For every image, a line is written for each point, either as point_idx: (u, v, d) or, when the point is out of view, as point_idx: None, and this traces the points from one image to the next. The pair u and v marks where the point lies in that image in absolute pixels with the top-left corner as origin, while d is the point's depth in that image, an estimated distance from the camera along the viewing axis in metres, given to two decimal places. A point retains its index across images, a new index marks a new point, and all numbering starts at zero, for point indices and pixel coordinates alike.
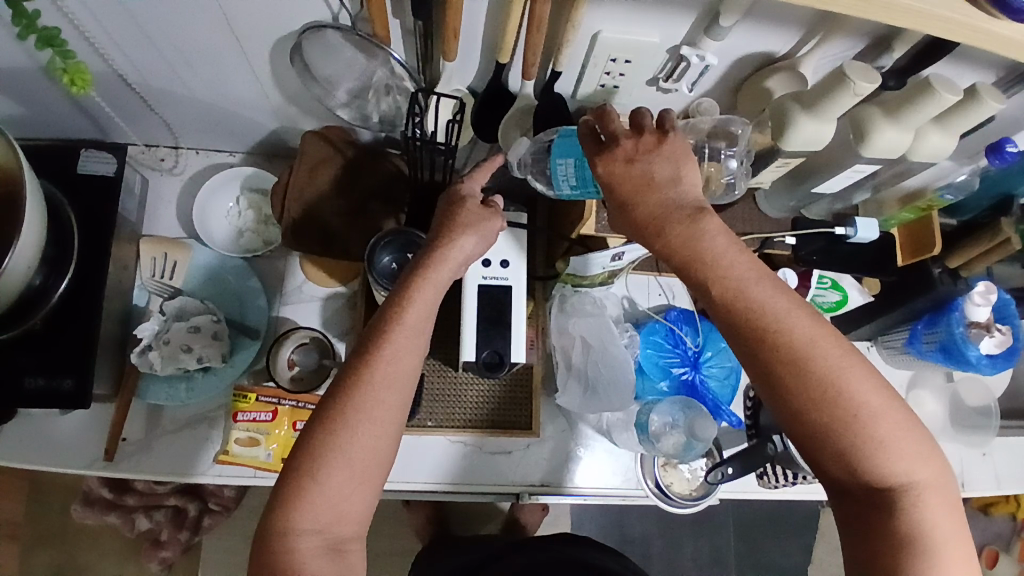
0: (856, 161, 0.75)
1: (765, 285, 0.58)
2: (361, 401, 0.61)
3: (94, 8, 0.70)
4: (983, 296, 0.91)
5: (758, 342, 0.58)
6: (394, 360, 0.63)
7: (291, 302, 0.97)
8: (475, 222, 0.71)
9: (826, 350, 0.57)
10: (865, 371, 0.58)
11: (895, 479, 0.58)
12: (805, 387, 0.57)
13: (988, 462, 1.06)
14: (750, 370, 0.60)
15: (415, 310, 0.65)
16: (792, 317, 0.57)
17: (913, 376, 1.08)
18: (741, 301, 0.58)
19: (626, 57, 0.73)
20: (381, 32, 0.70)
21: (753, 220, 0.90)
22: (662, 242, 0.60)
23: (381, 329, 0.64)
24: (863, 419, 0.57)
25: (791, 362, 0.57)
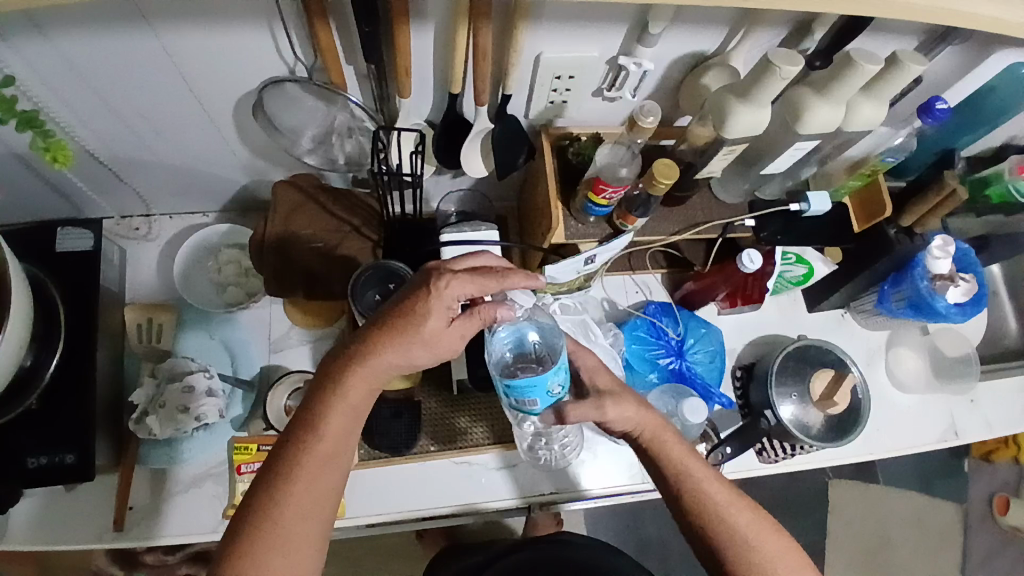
0: (796, 139, 0.80)
1: (717, 482, 0.73)
2: (270, 532, 0.61)
3: (59, 89, 0.73)
4: (941, 249, 0.95)
5: (707, 520, 0.71)
6: (311, 488, 0.64)
7: (281, 348, 0.99)
8: (430, 335, 0.67)
9: (763, 527, 0.71)
10: (788, 544, 0.71)
11: None
12: (750, 561, 0.69)
13: (976, 408, 1.10)
14: (697, 544, 0.73)
15: (332, 427, 0.65)
16: (731, 501, 0.72)
17: (890, 335, 1.12)
18: (694, 493, 0.72)
19: (570, 73, 0.78)
20: (338, 78, 0.74)
21: (710, 208, 0.94)
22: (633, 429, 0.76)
23: (299, 447, 0.64)
24: None
25: (738, 539, 0.70)
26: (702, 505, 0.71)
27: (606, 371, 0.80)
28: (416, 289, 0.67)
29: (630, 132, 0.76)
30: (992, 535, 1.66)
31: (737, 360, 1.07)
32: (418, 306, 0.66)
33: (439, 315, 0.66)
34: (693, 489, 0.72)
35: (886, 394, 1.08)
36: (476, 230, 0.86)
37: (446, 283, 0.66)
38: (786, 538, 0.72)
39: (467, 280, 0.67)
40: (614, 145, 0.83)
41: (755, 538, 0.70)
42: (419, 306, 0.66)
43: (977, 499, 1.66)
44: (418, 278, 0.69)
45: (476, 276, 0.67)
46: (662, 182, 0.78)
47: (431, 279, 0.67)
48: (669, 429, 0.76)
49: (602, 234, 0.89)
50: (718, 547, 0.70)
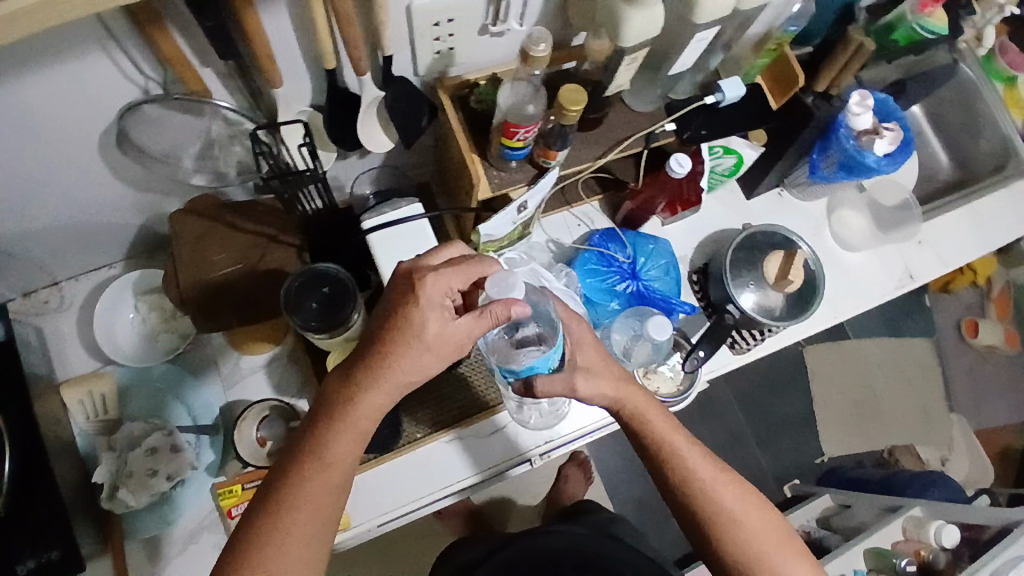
0: (696, 30, 0.76)
1: (700, 457, 0.75)
2: (262, 560, 0.60)
3: None
4: (861, 105, 0.93)
5: (690, 498, 0.73)
6: (306, 511, 0.62)
7: (236, 382, 0.94)
8: (428, 337, 0.62)
9: (745, 502, 0.73)
10: (770, 514, 0.74)
11: None
12: (735, 535, 0.72)
13: (926, 247, 1.13)
14: (682, 520, 0.75)
15: (328, 448, 0.63)
16: (715, 476, 0.74)
17: (830, 200, 1.13)
18: (678, 469, 0.74)
19: (448, 17, 0.72)
20: (198, 86, 0.67)
21: (628, 121, 0.91)
22: (622, 404, 0.76)
23: (294, 469, 0.62)
24: (778, 560, 0.72)
25: (724, 512, 0.72)
26: (687, 481, 0.73)
27: (591, 344, 0.77)
28: (401, 293, 0.63)
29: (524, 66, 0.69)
30: (967, 357, 1.77)
31: (690, 265, 1.08)
32: (403, 310, 0.62)
33: (434, 313, 0.62)
34: (678, 466, 0.74)
35: (838, 258, 1.10)
36: (397, 208, 0.80)
37: (430, 281, 0.62)
38: (769, 511, 0.74)
39: (453, 274, 0.63)
40: (513, 82, 0.77)
41: (738, 511, 0.73)
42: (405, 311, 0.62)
43: (947, 327, 1.76)
44: (396, 274, 0.66)
45: (465, 271, 0.63)
46: (571, 109, 0.74)
47: (413, 280, 0.63)
48: (655, 407, 0.77)
49: (528, 177, 0.86)
50: (700, 520, 0.73)
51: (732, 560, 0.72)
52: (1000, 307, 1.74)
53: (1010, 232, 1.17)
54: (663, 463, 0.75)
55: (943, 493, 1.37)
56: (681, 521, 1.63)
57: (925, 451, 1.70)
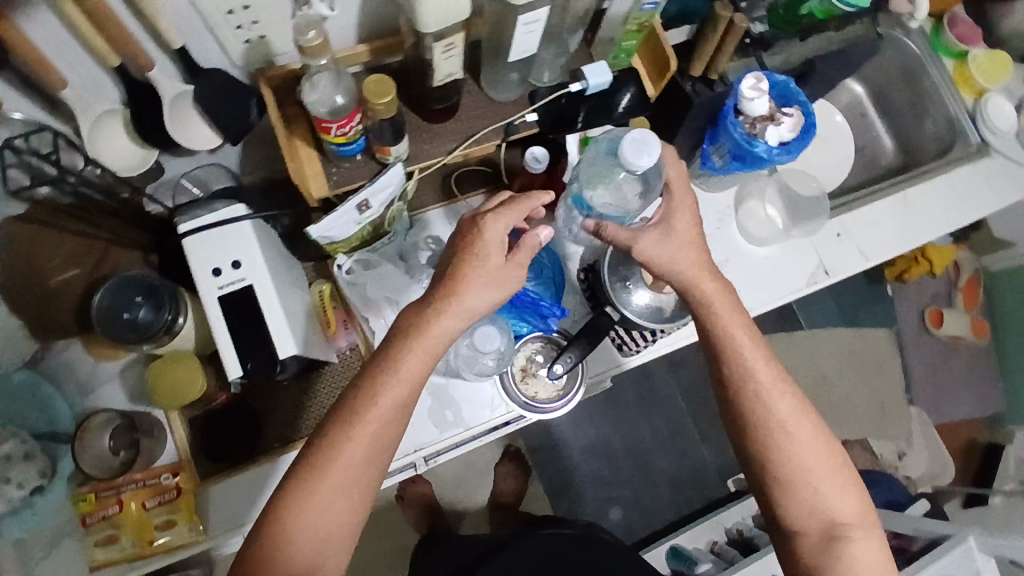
0: (517, 12, 0.69)
1: (761, 350, 0.71)
2: (312, 494, 0.61)
3: None
4: (754, 90, 0.87)
5: (744, 394, 0.70)
6: (359, 453, 0.63)
7: (93, 388, 0.93)
8: (491, 273, 0.67)
9: (800, 417, 0.69)
10: (821, 427, 0.70)
11: (837, 516, 0.68)
12: (784, 440, 0.68)
13: (845, 241, 1.04)
14: (731, 422, 0.72)
15: (390, 390, 0.64)
16: (772, 375, 0.70)
17: (740, 190, 1.05)
18: (734, 364, 0.70)
19: (241, 4, 0.66)
20: None
21: (483, 111, 0.84)
22: (691, 295, 0.73)
23: (357, 404, 0.64)
24: (826, 474, 0.68)
25: (772, 419, 0.69)
26: (742, 377, 0.70)
27: (691, 210, 0.74)
28: (460, 237, 0.69)
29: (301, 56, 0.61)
30: (931, 348, 1.69)
31: (580, 261, 1.00)
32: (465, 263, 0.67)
33: (495, 253, 0.67)
34: (737, 361, 0.70)
35: (744, 252, 1.02)
36: (213, 211, 0.76)
37: (490, 225, 0.68)
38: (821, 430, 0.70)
39: (500, 223, 0.68)
40: (318, 71, 0.68)
41: (789, 421, 0.69)
42: (468, 263, 0.67)
43: (910, 318, 1.68)
44: (463, 219, 0.70)
45: (510, 208, 0.68)
46: (378, 102, 0.68)
47: (475, 222, 0.68)
48: (731, 303, 0.72)
49: (367, 175, 0.81)
50: (751, 423, 0.69)
51: (774, 468, 0.69)
52: (968, 297, 1.66)
53: (945, 223, 1.08)
54: (732, 360, 0.71)
55: (881, 496, 1.30)
56: (618, 515, 1.60)
57: (880, 446, 1.62)
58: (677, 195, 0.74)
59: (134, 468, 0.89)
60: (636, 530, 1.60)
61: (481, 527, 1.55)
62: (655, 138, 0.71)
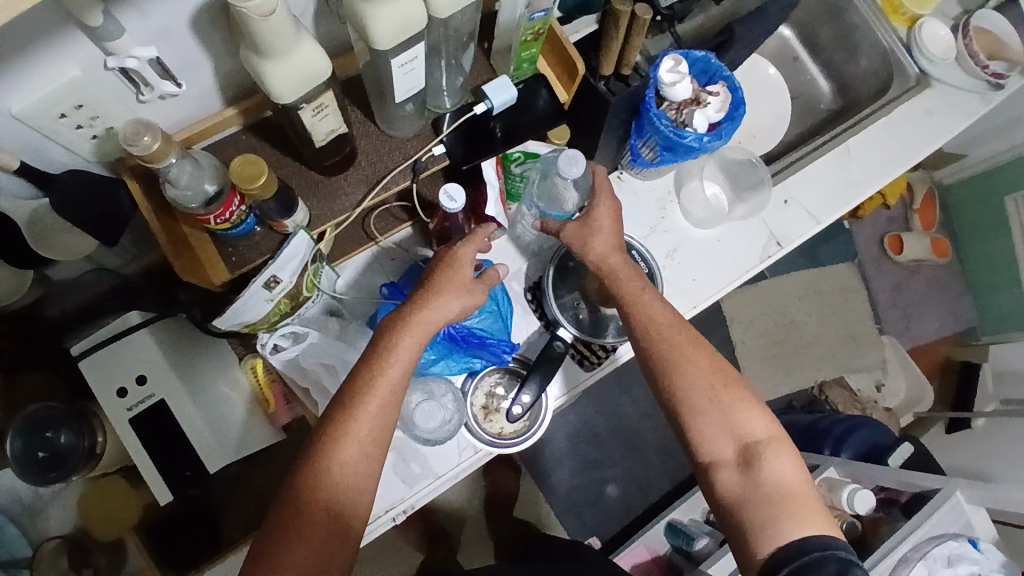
0: (390, 55, 0.61)
1: (651, 296, 0.75)
2: (330, 450, 0.62)
3: None
4: (673, 74, 0.81)
5: (650, 333, 0.73)
6: (373, 416, 0.64)
7: (39, 508, 0.88)
8: (466, 285, 0.72)
9: (693, 347, 0.72)
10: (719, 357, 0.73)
11: (756, 436, 0.68)
12: (690, 370, 0.71)
13: (793, 206, 0.99)
14: (644, 367, 0.74)
15: (397, 362, 0.67)
16: (664, 314, 0.74)
17: (679, 172, 0.99)
18: (636, 308, 0.75)
19: (72, 105, 0.57)
20: None
21: (384, 154, 0.76)
22: (605, 262, 0.78)
23: (361, 374, 0.66)
24: (737, 398, 0.70)
25: (677, 353, 0.71)
26: (644, 320, 0.74)
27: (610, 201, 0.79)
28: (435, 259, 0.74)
29: (142, 162, 0.56)
30: (893, 273, 1.69)
31: (524, 279, 0.94)
32: (442, 277, 0.71)
33: (466, 270, 0.73)
34: (637, 306, 0.75)
35: (692, 237, 0.97)
36: None
37: (462, 249, 0.73)
38: (714, 360, 0.72)
39: (471, 244, 0.74)
40: (179, 159, 0.60)
41: (689, 353, 0.72)
42: (445, 278, 0.72)
43: (870, 246, 1.68)
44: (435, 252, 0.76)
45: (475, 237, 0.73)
46: (252, 186, 0.61)
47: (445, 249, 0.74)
48: (630, 268, 0.78)
49: (264, 252, 0.72)
50: (652, 363, 0.72)
51: (688, 398, 0.70)
52: (924, 219, 1.68)
53: (892, 168, 1.02)
54: (624, 307, 0.76)
55: (866, 439, 1.30)
56: (615, 493, 1.60)
57: (857, 382, 1.63)
58: (599, 189, 0.79)
59: None
60: (635, 505, 1.61)
61: (481, 531, 1.55)
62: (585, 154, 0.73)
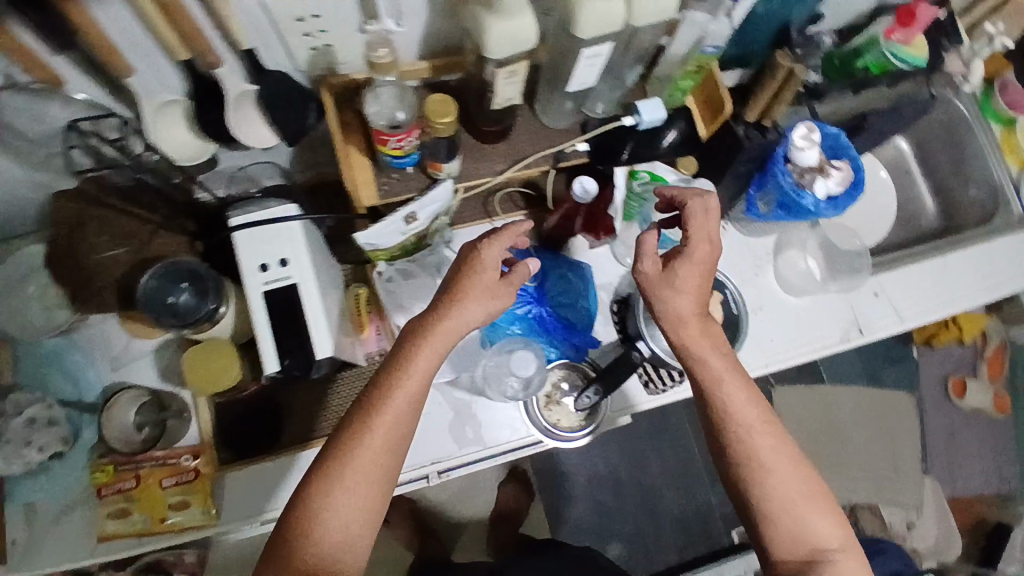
0: (581, 44, 0.69)
1: (735, 382, 0.72)
2: (340, 471, 0.66)
3: None
4: (806, 140, 0.88)
5: (729, 425, 0.71)
6: (382, 438, 0.67)
7: (121, 364, 0.94)
8: (487, 287, 0.71)
9: (774, 443, 0.71)
10: (797, 453, 0.71)
11: (825, 542, 0.69)
12: (761, 471, 0.70)
13: (881, 300, 1.03)
14: (716, 449, 0.74)
15: (411, 377, 0.69)
16: (744, 404, 0.71)
17: (780, 238, 1.05)
18: (715, 393, 0.72)
19: (312, 13, 0.68)
20: (43, 73, 0.65)
21: (534, 137, 0.85)
22: (685, 323, 0.74)
23: (381, 393, 0.69)
24: (810, 504, 0.69)
25: (750, 447, 0.70)
26: (724, 409, 0.72)
27: (698, 262, 0.73)
28: (461, 261, 0.73)
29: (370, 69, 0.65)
30: (950, 415, 1.66)
31: (614, 292, 1.00)
32: (465, 282, 0.71)
33: (489, 272, 0.72)
34: (714, 391, 0.72)
35: (781, 300, 1.02)
36: (266, 208, 0.78)
37: (484, 250, 0.72)
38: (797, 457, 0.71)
39: (492, 247, 0.72)
40: (381, 87, 0.72)
41: (761, 448, 0.70)
42: (467, 284, 0.71)
43: (934, 384, 1.65)
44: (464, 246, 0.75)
45: (502, 234, 0.72)
46: (440, 121, 0.70)
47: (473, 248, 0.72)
48: (710, 333, 0.74)
49: (421, 185, 0.83)
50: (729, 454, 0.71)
51: (759, 497, 0.70)
52: (993, 368, 1.62)
53: (982, 293, 1.06)
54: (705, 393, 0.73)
55: (890, 564, 1.27)
56: (617, 550, 1.57)
57: (889, 513, 1.58)
58: (696, 242, 0.73)
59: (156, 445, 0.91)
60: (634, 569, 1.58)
61: (478, 543, 1.55)
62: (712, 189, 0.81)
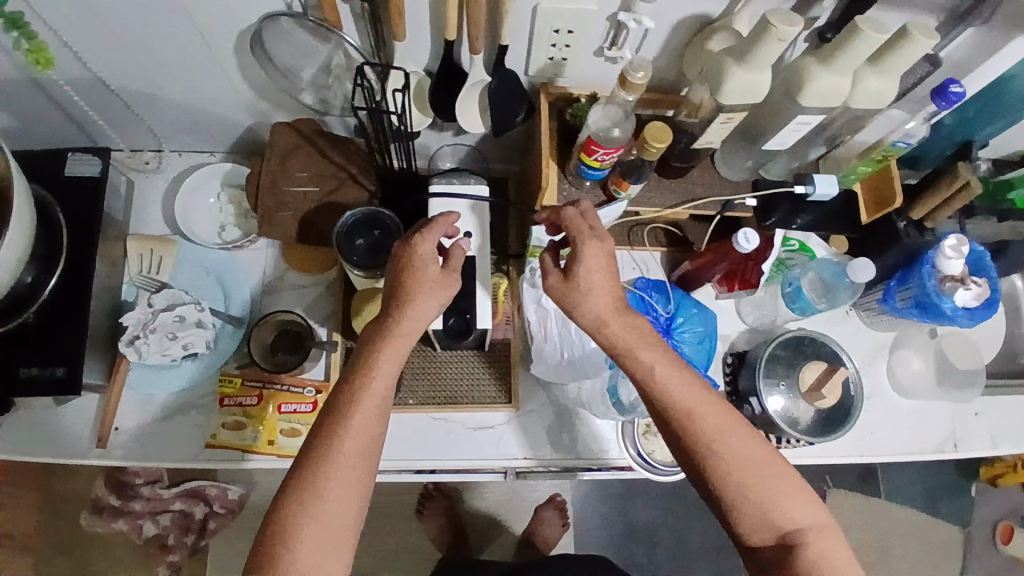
0: (798, 111, 0.75)
1: (682, 382, 0.72)
2: (328, 464, 0.67)
3: (82, 28, 0.77)
4: (955, 249, 0.91)
5: (684, 420, 0.71)
6: (361, 428, 0.69)
7: (274, 290, 1.01)
8: (431, 282, 0.72)
9: (732, 431, 0.71)
10: (756, 437, 0.72)
11: (796, 522, 0.70)
12: (719, 461, 0.70)
13: (981, 421, 1.06)
14: (674, 443, 0.74)
15: (379, 371, 0.70)
16: (697, 397, 0.71)
17: (897, 337, 1.09)
18: (657, 392, 0.72)
19: (568, 27, 0.76)
20: (332, 16, 0.73)
21: (710, 184, 0.91)
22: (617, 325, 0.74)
23: (356, 381, 0.70)
24: (778, 488, 0.70)
25: (704, 439, 0.71)
26: (672, 407, 0.71)
27: (605, 271, 0.74)
28: (398, 258, 0.74)
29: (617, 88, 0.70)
30: (995, 562, 1.62)
31: (731, 345, 1.04)
32: (407, 285, 0.71)
33: (431, 264, 0.73)
34: (657, 390, 0.72)
35: (885, 396, 1.05)
36: (464, 183, 0.86)
37: (422, 242, 0.72)
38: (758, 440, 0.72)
39: (423, 244, 0.72)
40: (605, 105, 0.79)
41: (719, 439, 0.70)
42: (413, 284, 0.71)
43: (985, 525, 1.62)
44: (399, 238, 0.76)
45: (433, 229, 0.72)
46: (654, 146, 0.76)
47: (408, 245, 0.73)
48: (640, 334, 0.74)
49: (596, 200, 0.89)
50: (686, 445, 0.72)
51: (728, 485, 0.70)
52: None
53: None
54: (645, 390, 0.72)
55: None
56: None
57: None
58: (589, 248, 0.73)
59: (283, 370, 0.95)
60: None
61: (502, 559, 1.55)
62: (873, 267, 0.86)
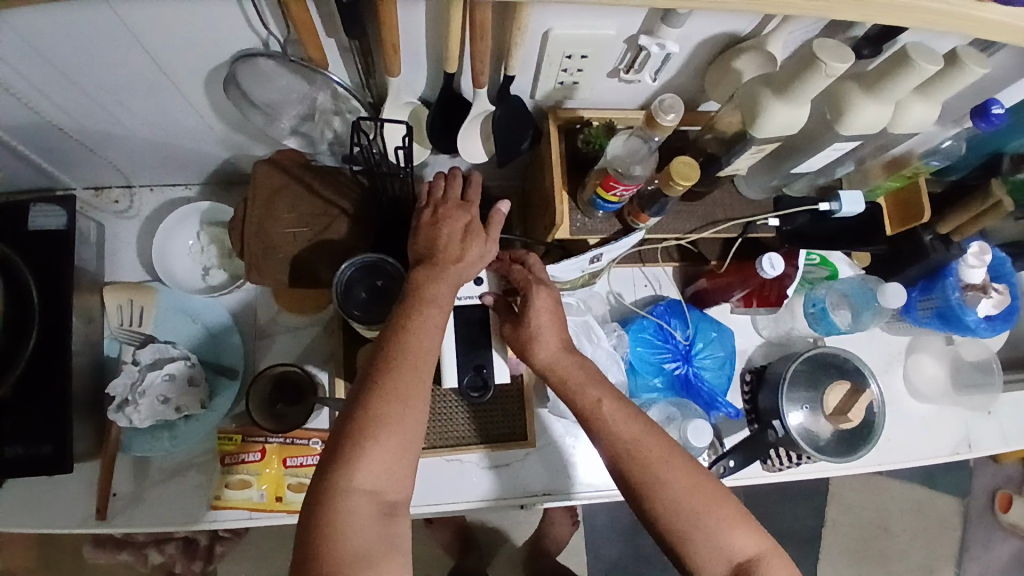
0: (835, 139, 0.69)
1: (627, 419, 0.68)
2: (402, 374, 0.64)
3: (27, 76, 0.67)
4: (978, 258, 0.89)
5: (624, 456, 0.67)
6: (432, 342, 0.67)
7: (267, 334, 0.95)
8: (477, 237, 0.71)
9: (673, 465, 0.66)
10: (701, 467, 0.67)
11: (745, 554, 0.66)
12: (662, 499, 0.65)
13: (994, 421, 1.04)
14: (615, 481, 0.69)
15: (444, 297, 0.69)
16: (635, 428, 0.68)
17: (912, 341, 1.07)
18: (601, 428, 0.69)
19: (581, 52, 0.68)
20: (317, 56, 0.65)
21: (730, 204, 0.85)
22: (569, 360, 0.73)
23: (418, 305, 0.68)
24: (723, 521, 0.65)
25: (648, 473, 0.66)
26: (613, 440, 0.68)
27: (551, 313, 0.74)
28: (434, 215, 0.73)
29: (648, 128, 0.69)
30: (990, 529, 1.67)
31: (749, 363, 1.00)
32: (442, 247, 0.70)
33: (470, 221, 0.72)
34: (600, 423, 0.69)
35: (901, 402, 1.03)
36: None
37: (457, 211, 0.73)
38: (703, 473, 0.67)
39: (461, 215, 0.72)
40: (628, 136, 0.74)
41: (661, 473, 0.66)
42: (457, 245, 0.71)
43: (981, 494, 1.66)
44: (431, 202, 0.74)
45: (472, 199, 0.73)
46: (680, 184, 0.71)
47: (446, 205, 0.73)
48: (584, 371, 0.72)
49: (611, 231, 0.81)
50: (629, 482, 0.67)
51: (672, 524, 0.65)
52: None
53: None
54: (593, 426, 0.70)
55: None
56: None
57: None
58: (532, 289, 0.74)
59: (283, 424, 0.89)
60: None
61: (515, 561, 1.55)
62: (902, 294, 0.86)
